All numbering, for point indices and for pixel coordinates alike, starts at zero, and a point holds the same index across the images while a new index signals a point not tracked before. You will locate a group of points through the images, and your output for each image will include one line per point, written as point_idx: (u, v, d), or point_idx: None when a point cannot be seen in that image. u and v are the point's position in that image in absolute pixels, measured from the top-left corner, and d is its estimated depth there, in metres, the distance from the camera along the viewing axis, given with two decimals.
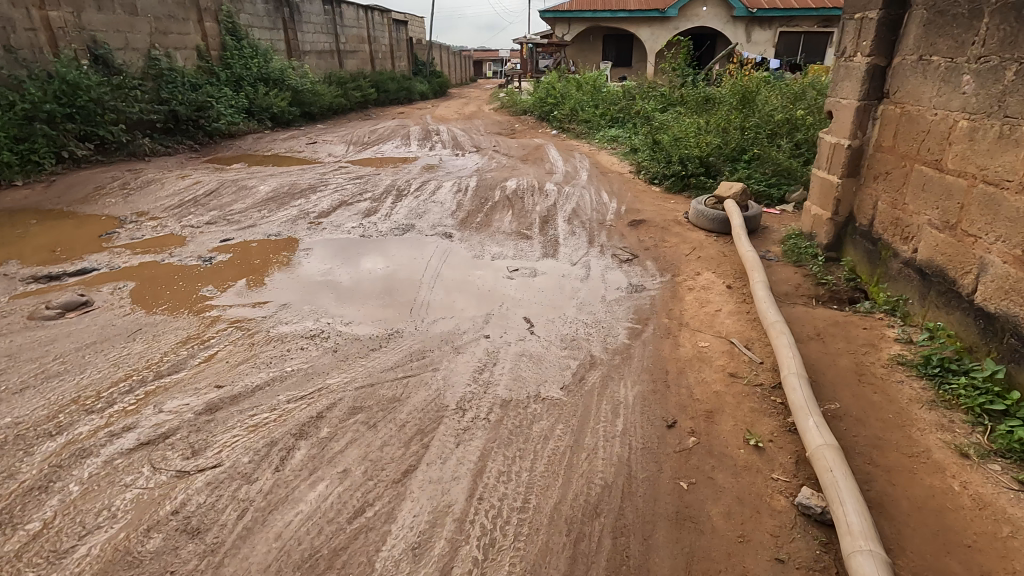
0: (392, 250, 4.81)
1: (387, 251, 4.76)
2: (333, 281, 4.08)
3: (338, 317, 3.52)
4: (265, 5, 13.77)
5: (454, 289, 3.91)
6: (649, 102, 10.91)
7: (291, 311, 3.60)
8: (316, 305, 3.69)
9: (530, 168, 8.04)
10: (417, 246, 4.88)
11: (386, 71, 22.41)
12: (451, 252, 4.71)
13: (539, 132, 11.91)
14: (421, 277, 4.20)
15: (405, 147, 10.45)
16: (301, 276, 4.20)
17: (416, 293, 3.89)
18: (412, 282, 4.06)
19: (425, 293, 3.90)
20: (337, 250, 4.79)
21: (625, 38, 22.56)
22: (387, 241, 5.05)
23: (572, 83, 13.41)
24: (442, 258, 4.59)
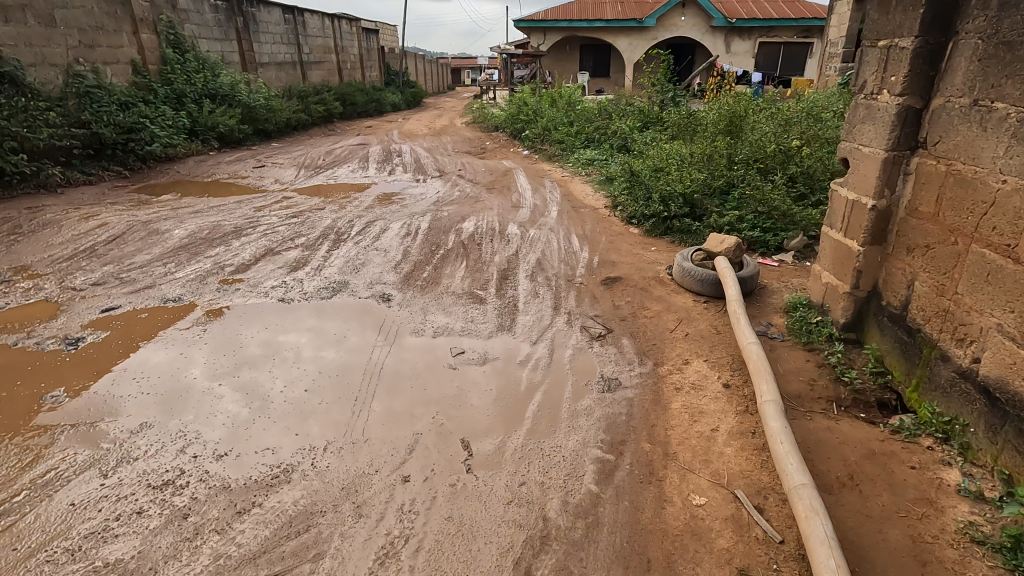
0: (317, 320, 3.95)
1: (305, 324, 3.88)
2: (224, 379, 3.19)
3: (212, 444, 2.64)
4: (214, 14, 12.77)
5: (377, 393, 3.07)
6: (626, 121, 10.19)
7: (151, 434, 2.71)
8: (188, 423, 2.79)
9: (495, 200, 7.22)
10: (346, 316, 4.02)
11: (355, 83, 21.46)
12: (387, 326, 3.86)
13: (510, 152, 11.12)
14: (343, 368, 3.35)
15: (363, 171, 9.56)
16: (184, 370, 3.30)
17: (329, 398, 3.03)
18: (327, 379, 3.21)
19: (343, 396, 3.05)
20: (242, 324, 3.88)
21: (603, 49, 21.95)
22: (309, 306, 4.18)
23: (545, 99, 12.65)
24: (374, 334, 3.75)
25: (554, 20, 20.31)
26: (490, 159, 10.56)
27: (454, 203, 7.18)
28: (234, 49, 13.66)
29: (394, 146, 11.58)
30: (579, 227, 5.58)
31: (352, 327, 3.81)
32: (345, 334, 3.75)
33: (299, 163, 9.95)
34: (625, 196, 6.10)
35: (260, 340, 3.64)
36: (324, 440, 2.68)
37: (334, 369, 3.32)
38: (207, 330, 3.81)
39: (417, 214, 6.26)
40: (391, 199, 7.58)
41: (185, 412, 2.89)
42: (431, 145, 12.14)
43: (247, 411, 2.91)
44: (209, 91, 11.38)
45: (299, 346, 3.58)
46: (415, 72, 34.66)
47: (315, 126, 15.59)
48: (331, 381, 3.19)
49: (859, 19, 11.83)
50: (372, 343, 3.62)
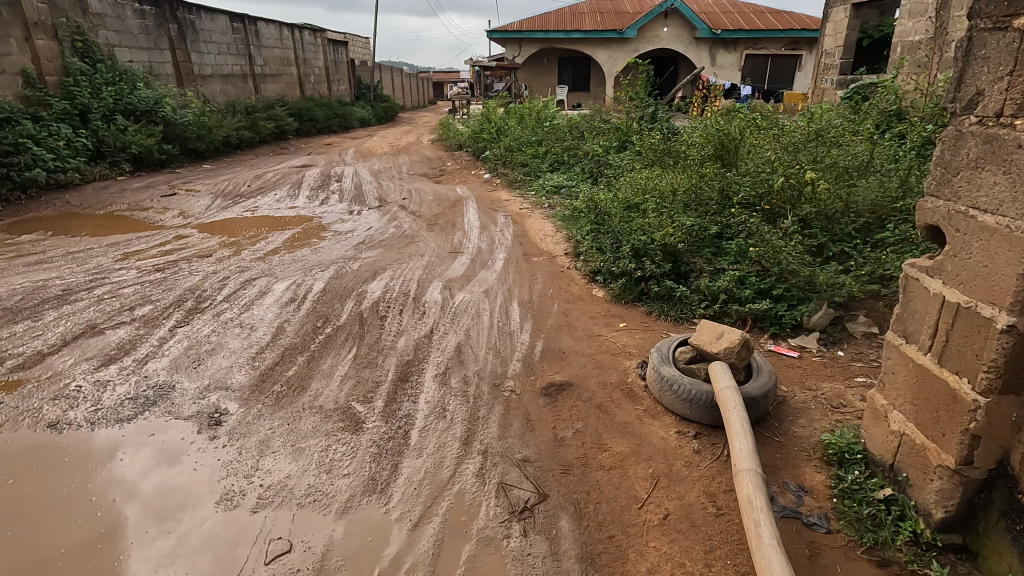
0: (247, 359, 3.38)
1: (229, 368, 3.29)
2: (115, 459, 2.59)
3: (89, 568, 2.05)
4: (139, 20, 11.35)
5: (309, 463, 2.52)
6: (601, 141, 8.87)
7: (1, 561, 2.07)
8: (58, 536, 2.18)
9: (433, 241, 5.83)
10: (276, 354, 3.41)
11: (317, 97, 20.08)
12: (324, 365, 3.29)
13: (470, 175, 9.77)
14: (274, 425, 2.81)
15: (291, 200, 8.14)
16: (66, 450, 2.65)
17: (248, 476, 2.47)
18: (247, 446, 2.65)
19: (268, 467, 2.51)
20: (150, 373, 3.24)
21: (582, 61, 20.85)
22: (231, 346, 3.52)
23: (513, 114, 11.34)
24: (313, 378, 3.18)
25: (530, 30, 19.15)
26: (445, 184, 9.19)
27: (382, 245, 5.78)
28: (166, 60, 12.22)
29: (339, 168, 10.18)
30: (526, 288, 4.19)
31: (286, 370, 3.25)
32: (292, 362, 3.33)
33: (219, 191, 8.50)
34: (590, 242, 4.74)
35: (199, 375, 3.22)
36: (305, 446, 2.63)
37: (282, 406, 2.94)
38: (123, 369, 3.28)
39: (321, 267, 4.83)
40: (307, 240, 6.16)
41: (157, 431, 2.77)
42: (384, 167, 10.76)
43: (223, 430, 2.76)
44: (125, 106, 9.94)
45: (219, 398, 3.01)
46: (390, 85, 33.39)
47: (263, 145, 14.16)
48: (297, 401, 2.98)
49: (857, 28, 10.73)
50: (310, 389, 3.07)
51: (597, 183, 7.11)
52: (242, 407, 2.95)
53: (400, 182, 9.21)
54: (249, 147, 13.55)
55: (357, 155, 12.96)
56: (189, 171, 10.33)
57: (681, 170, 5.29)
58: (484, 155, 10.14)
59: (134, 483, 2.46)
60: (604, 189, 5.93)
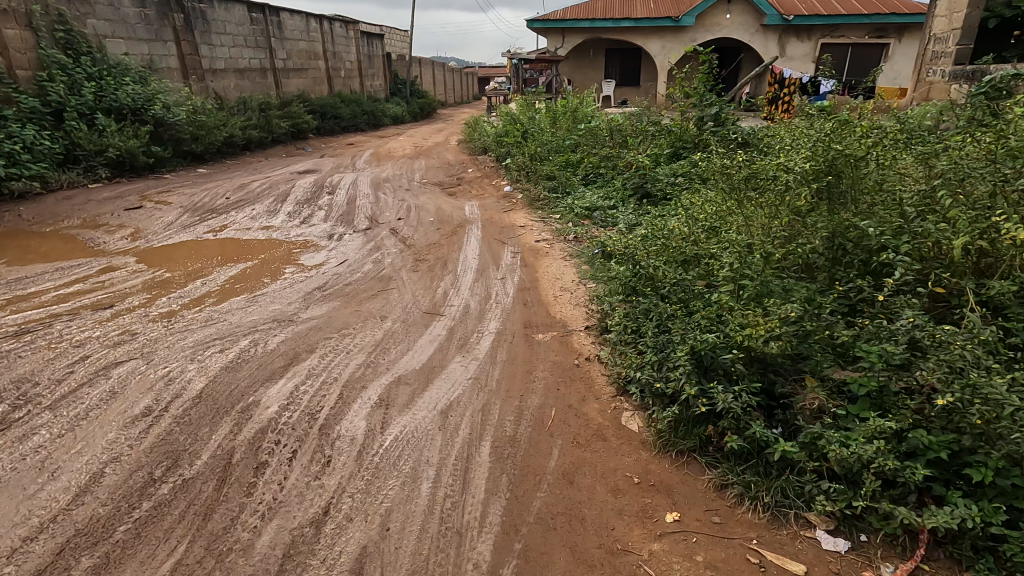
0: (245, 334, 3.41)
1: (224, 340, 3.31)
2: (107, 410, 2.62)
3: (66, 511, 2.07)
4: (137, 9, 10.36)
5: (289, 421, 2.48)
6: (650, 150, 7.13)
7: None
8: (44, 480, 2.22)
9: (410, 291, 4.31)
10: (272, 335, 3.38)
11: (345, 93, 18.97)
12: (320, 342, 3.25)
13: (489, 186, 8.22)
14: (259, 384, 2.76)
15: (269, 216, 6.82)
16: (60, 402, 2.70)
17: (226, 431, 2.44)
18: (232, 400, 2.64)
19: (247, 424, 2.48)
20: (151, 343, 3.31)
21: (632, 54, 19.07)
22: (229, 328, 3.56)
23: (544, 113, 9.73)
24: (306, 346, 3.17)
25: (575, 19, 17.40)
26: (456, 198, 7.67)
27: (342, 294, 4.31)
28: (170, 52, 11.23)
29: (340, 175, 8.86)
30: (517, 415, 2.61)
31: (284, 341, 3.24)
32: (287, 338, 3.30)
33: (192, 203, 7.27)
34: (626, 319, 3.10)
35: (196, 343, 3.25)
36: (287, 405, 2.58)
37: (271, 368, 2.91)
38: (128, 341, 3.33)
39: (233, 337, 3.39)
40: (255, 280, 4.76)
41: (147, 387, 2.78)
42: (393, 174, 9.36)
43: (205, 388, 2.74)
44: (110, 104, 8.92)
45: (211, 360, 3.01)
46: (429, 81, 32.20)
47: (276, 145, 13.06)
48: (286, 364, 2.95)
49: (980, 5, 8.54)
50: (298, 356, 3.02)
51: (640, 210, 5.44)
52: (236, 365, 2.94)
53: (404, 195, 7.76)
54: (259, 148, 12.47)
55: (371, 158, 11.66)
56: (178, 177, 9.24)
57: (762, 195, 3.63)
58: (507, 162, 8.57)
59: (117, 435, 2.46)
60: (651, 222, 4.34)
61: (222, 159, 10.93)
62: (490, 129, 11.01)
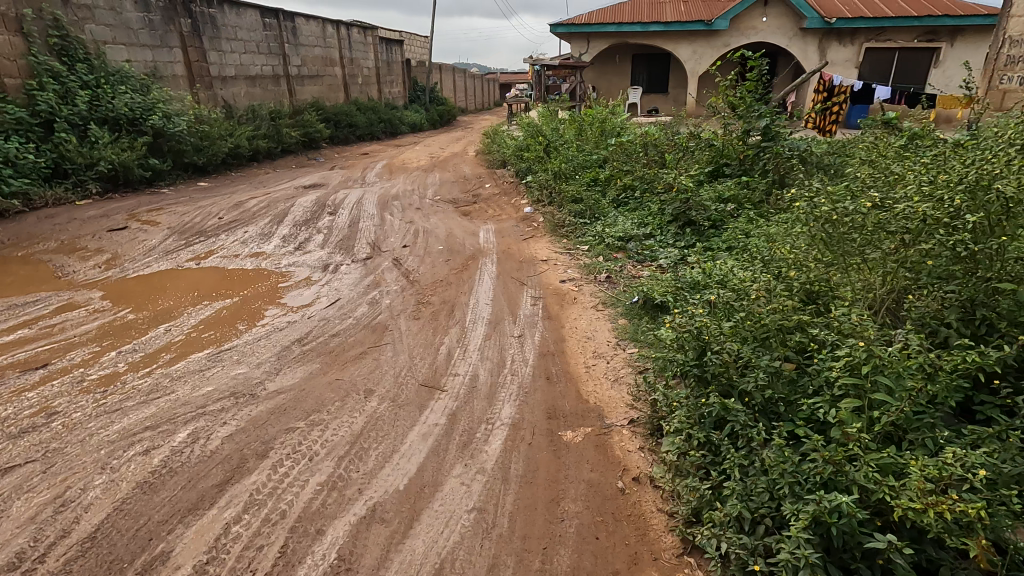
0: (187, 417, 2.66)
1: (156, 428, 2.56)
2: None
3: None
4: (141, 13, 9.88)
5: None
6: (688, 169, 6.29)
7: None
8: None
9: (407, 348, 3.54)
10: (220, 420, 2.63)
11: (362, 101, 18.42)
12: (279, 436, 2.50)
13: (508, 207, 7.42)
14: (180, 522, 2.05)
15: (262, 240, 6.13)
16: None
17: None
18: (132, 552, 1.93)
19: None
20: (67, 429, 2.58)
21: (660, 59, 18.20)
22: (173, 404, 2.82)
23: (568, 124, 8.93)
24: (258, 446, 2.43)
25: (600, 23, 16.57)
26: (472, 220, 6.89)
27: (324, 350, 3.56)
28: (176, 59, 10.74)
29: (347, 191, 8.17)
30: None
31: (232, 434, 2.50)
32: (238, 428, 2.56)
33: (182, 224, 6.63)
34: (696, 426, 2.32)
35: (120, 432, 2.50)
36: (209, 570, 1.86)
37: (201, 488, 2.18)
38: (41, 428, 2.60)
39: (171, 423, 2.64)
40: (229, 326, 4.05)
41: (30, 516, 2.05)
42: (404, 190, 8.63)
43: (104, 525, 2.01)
44: (106, 113, 8.39)
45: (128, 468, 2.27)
46: (450, 87, 31.64)
47: (286, 155, 12.48)
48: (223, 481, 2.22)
49: None
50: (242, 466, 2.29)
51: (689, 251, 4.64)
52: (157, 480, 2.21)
53: (413, 215, 7.01)
54: (267, 159, 11.90)
55: (383, 171, 10.97)
56: (176, 192, 8.66)
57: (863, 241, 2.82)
58: (530, 180, 7.76)
59: None
60: (710, 270, 3.54)
61: (227, 172, 10.36)
62: (509, 140, 10.22)
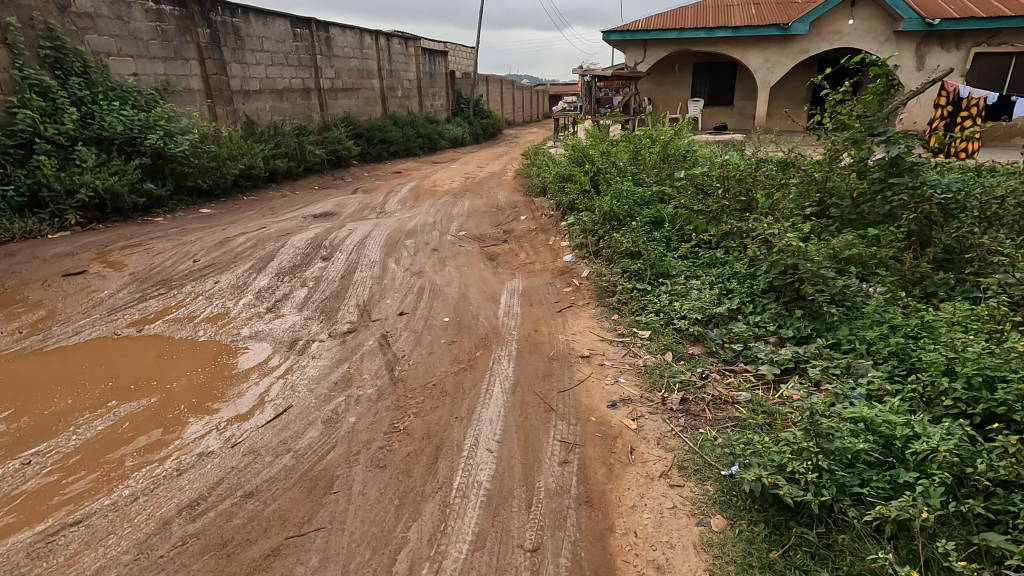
0: None
1: None
2: None
3: None
4: (152, 23, 9.08)
5: None
6: (785, 213, 4.64)
7: None
8: None
9: (345, 552, 2.10)
10: None
11: (400, 114, 17.47)
12: None
13: (543, 252, 5.97)
14: None
15: (233, 294, 4.92)
16: None
17: None
18: None
19: None
20: None
21: (726, 69, 16.50)
22: None
23: (622, 144, 7.41)
24: None
25: (659, 29, 14.96)
26: (496, 270, 5.47)
27: (215, 539, 2.18)
28: (192, 72, 9.93)
29: (356, 225, 6.94)
30: None
31: None
32: None
33: (149, 268, 5.53)
34: None
35: None
36: None
37: None
38: None
39: None
40: (111, 459, 2.75)
41: None
42: (424, 223, 7.33)
43: None
44: (98, 132, 7.50)
45: None
46: (496, 99, 30.58)
47: (309, 176, 11.55)
48: None
49: None
50: None
51: (810, 364, 3.06)
52: None
53: (425, 261, 5.68)
54: (286, 180, 10.94)
55: (409, 195, 9.75)
56: (171, 222, 7.67)
57: None
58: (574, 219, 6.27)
59: None
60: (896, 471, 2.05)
61: (238, 196, 9.40)
62: (551, 163, 8.80)
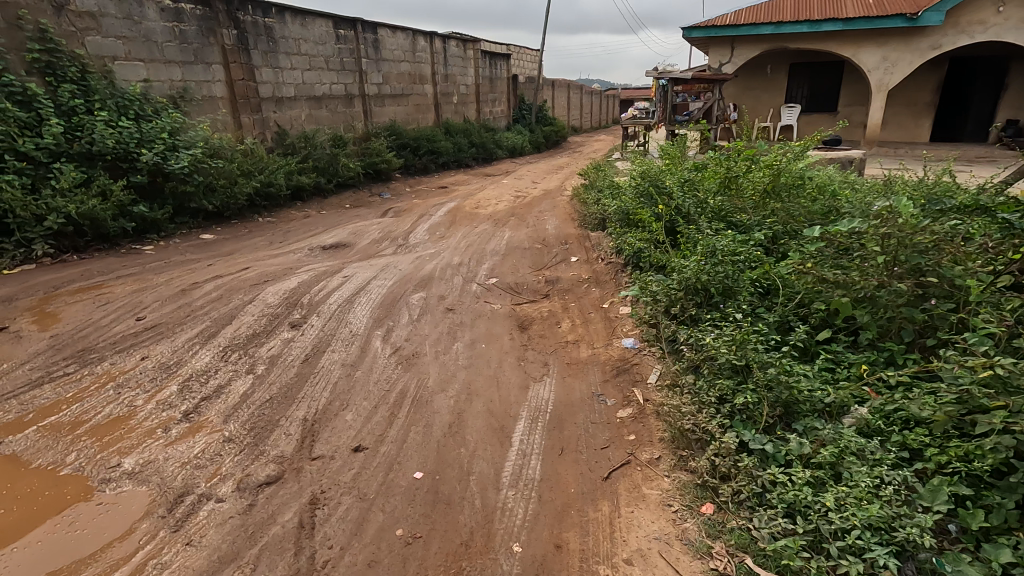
0: None
1: None
2: None
3: None
4: (168, 23, 8.18)
5: None
6: (1008, 313, 2.77)
7: None
8: None
9: None
10: None
11: (454, 122, 16.19)
12: None
13: (595, 327, 4.26)
14: None
15: (152, 382, 3.56)
16: None
17: None
18: None
19: None
20: None
21: (829, 69, 14.13)
22: None
23: (708, 169, 5.59)
24: None
25: (754, 23, 12.80)
26: (524, 356, 3.83)
27: None
28: (215, 78, 9.00)
29: (358, 267, 5.51)
30: None
31: None
32: None
33: (79, 327, 4.30)
34: None
35: None
36: None
37: None
38: None
39: None
40: None
41: None
42: (446, 265, 5.81)
43: None
44: (84, 147, 6.53)
45: None
46: (563, 104, 28.94)
47: (342, 193, 10.41)
48: None
49: None
50: None
51: None
52: None
53: (428, 334, 4.12)
54: (313, 198, 9.83)
55: (444, 220, 8.31)
56: (158, 253, 6.58)
57: None
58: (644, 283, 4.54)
59: None
60: None
61: (252, 218, 8.30)
62: (613, 188, 7.07)
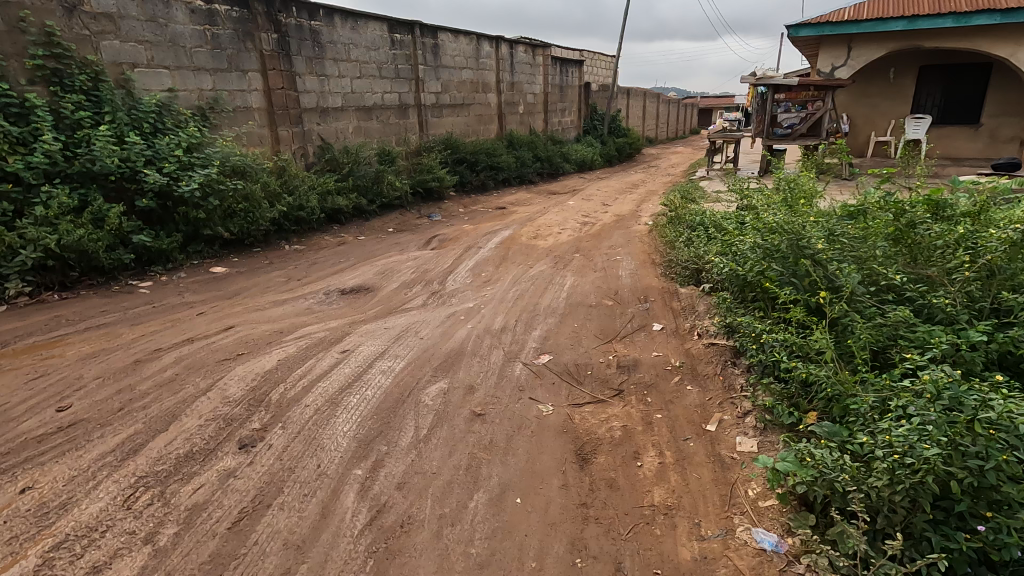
0: None
1: None
2: None
3: None
4: (200, 26, 7.39)
5: None
6: None
7: None
8: None
9: None
10: None
11: (518, 135, 14.89)
12: None
13: (697, 478, 2.68)
14: None
15: (6, 543, 2.33)
16: None
17: None
18: None
19: None
20: None
21: (970, 73, 11.65)
22: None
23: (863, 216, 3.86)
24: None
25: (882, 18, 10.66)
26: (581, 537, 2.35)
27: None
28: (251, 87, 8.14)
29: (368, 330, 4.21)
30: None
31: None
32: None
33: None
34: None
35: None
36: None
37: None
38: None
39: None
40: None
41: None
42: (483, 331, 4.40)
43: None
44: (81, 166, 5.68)
45: None
46: (638, 115, 27.08)
47: (385, 215, 9.31)
48: None
49: None
50: None
51: None
52: None
53: (436, 472, 2.70)
54: (352, 220, 8.78)
55: (494, 255, 6.93)
56: (154, 291, 5.61)
57: None
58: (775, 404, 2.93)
59: None
60: None
61: (277, 245, 7.31)
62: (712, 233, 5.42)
